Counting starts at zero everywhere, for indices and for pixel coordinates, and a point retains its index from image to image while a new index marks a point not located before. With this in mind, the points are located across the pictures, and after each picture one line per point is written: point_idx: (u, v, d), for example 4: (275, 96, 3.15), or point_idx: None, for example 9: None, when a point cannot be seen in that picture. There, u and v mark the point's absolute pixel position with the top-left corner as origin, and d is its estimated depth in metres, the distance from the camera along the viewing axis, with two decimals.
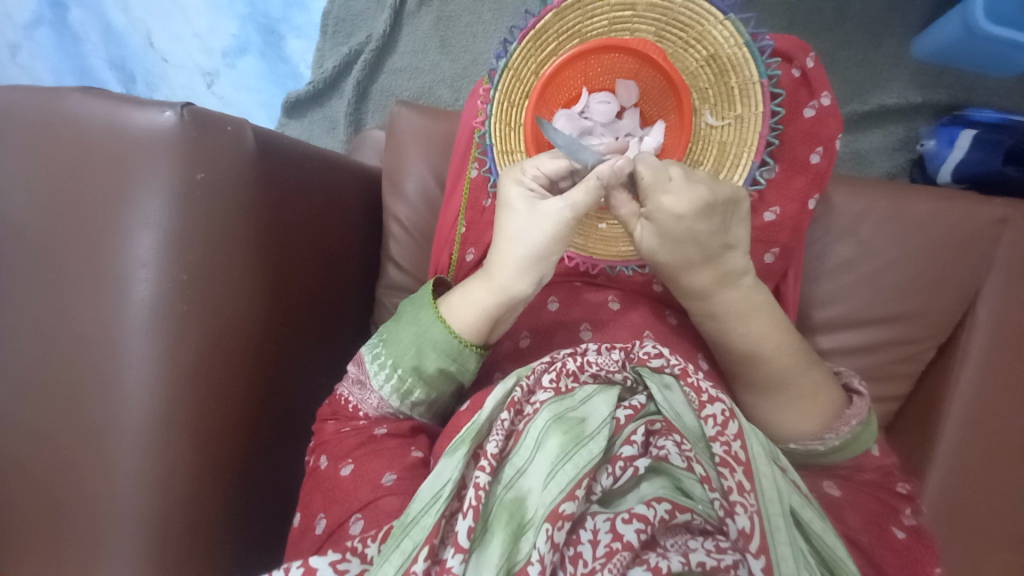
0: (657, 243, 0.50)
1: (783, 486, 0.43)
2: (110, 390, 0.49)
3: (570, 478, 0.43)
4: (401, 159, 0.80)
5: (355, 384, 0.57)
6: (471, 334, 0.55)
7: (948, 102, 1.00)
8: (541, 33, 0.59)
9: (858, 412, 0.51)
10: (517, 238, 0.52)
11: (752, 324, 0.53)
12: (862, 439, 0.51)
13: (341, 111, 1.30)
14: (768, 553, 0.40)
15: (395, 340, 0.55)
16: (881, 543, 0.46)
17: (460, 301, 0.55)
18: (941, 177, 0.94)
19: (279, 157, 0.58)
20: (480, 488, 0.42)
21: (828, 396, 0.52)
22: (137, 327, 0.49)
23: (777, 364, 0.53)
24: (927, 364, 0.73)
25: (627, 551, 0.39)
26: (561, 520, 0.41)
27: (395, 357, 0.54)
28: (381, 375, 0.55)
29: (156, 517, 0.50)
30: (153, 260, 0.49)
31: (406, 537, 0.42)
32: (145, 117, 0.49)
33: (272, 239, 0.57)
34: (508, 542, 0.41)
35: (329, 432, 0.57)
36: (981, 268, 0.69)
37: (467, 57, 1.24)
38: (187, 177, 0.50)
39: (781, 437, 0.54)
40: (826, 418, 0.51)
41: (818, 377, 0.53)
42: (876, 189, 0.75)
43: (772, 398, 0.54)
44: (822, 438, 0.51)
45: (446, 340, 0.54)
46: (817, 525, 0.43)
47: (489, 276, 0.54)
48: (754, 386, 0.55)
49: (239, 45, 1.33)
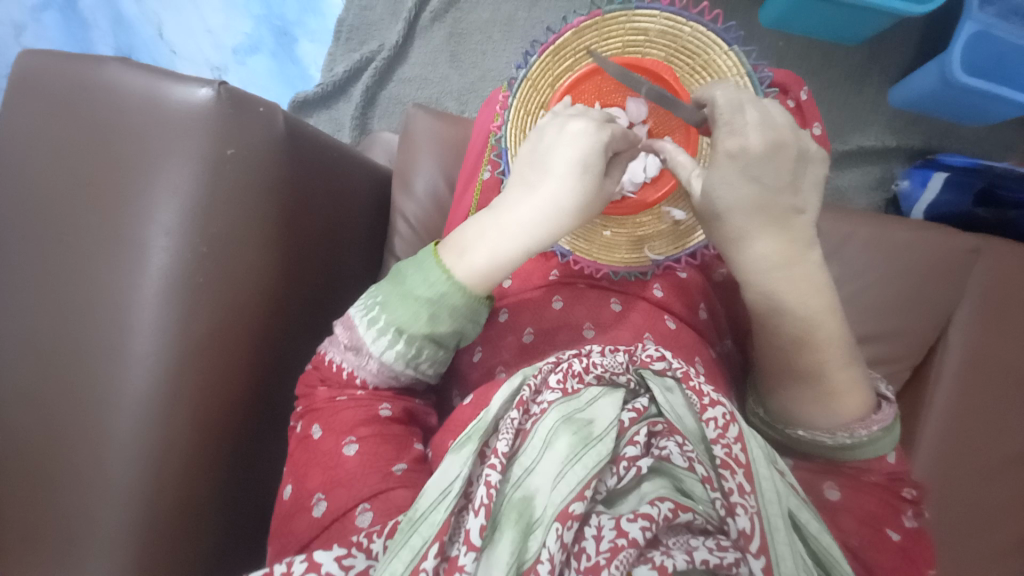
0: (718, 183, 0.50)
1: (781, 489, 0.45)
2: (121, 356, 0.49)
3: (579, 479, 0.44)
4: (413, 159, 0.82)
5: (347, 350, 0.55)
6: (477, 282, 0.54)
7: (922, 146, 1.09)
8: (560, 49, 0.63)
9: (883, 419, 0.52)
10: (538, 174, 0.53)
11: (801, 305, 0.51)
12: (876, 445, 0.52)
13: (348, 114, 1.32)
14: (767, 553, 0.41)
15: (398, 301, 0.53)
16: (873, 544, 0.47)
17: (467, 237, 0.54)
18: (915, 213, 1.02)
19: (304, 143, 0.60)
20: (491, 487, 0.43)
21: (860, 397, 0.52)
22: (153, 296, 0.49)
23: (823, 356, 0.52)
24: (905, 382, 0.77)
25: (633, 548, 0.40)
26: (570, 520, 0.42)
27: (401, 320, 0.52)
28: (383, 342, 0.53)
29: (153, 489, 0.49)
30: (176, 229, 0.50)
31: (414, 534, 0.42)
32: (183, 91, 0.50)
33: (291, 221, 0.58)
34: (517, 540, 0.41)
35: (321, 400, 0.56)
36: (953, 295, 0.75)
37: (476, 72, 1.29)
38: (218, 151, 0.51)
39: (793, 424, 0.55)
40: (850, 417, 0.52)
41: (856, 374, 0.53)
42: (858, 217, 0.80)
43: (803, 389, 0.54)
44: (834, 433, 0.52)
45: (462, 301, 0.53)
46: (814, 527, 0.44)
47: (501, 211, 0.54)
48: (793, 375, 0.54)
49: (252, 44, 1.35)
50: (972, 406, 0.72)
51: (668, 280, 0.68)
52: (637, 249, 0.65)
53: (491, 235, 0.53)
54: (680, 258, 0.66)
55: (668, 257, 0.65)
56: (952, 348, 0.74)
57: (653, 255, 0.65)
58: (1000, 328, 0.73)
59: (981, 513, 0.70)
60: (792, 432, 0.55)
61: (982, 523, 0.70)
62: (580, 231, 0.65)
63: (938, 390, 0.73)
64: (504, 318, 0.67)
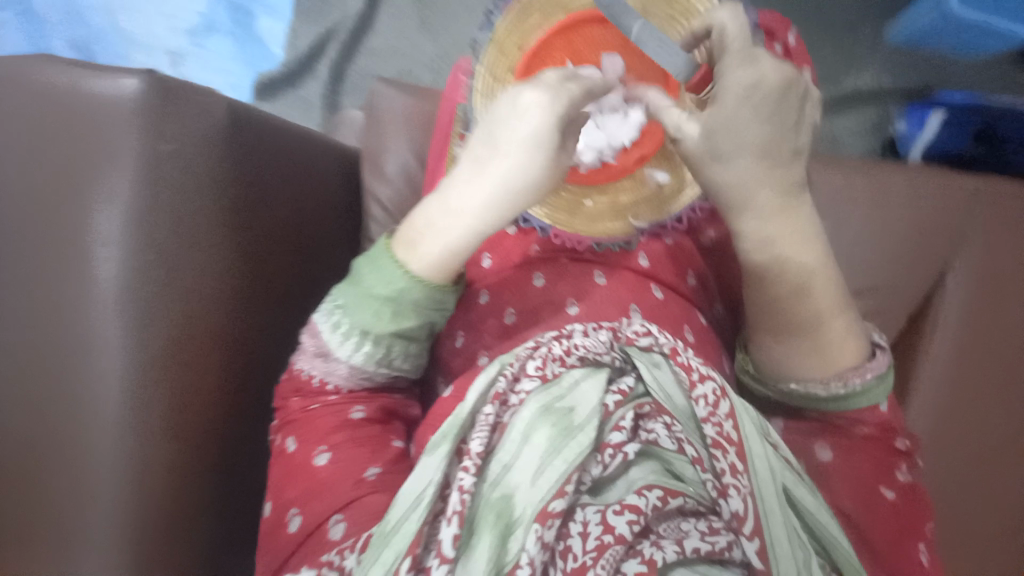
0: (721, 126, 0.43)
1: (775, 464, 0.44)
2: (78, 374, 0.47)
3: (560, 473, 0.43)
4: (381, 138, 0.78)
5: (315, 357, 0.53)
6: (433, 274, 0.51)
7: (919, 85, 1.03)
8: (526, 5, 0.58)
9: (876, 367, 0.50)
10: (484, 160, 0.48)
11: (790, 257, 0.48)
12: (870, 394, 0.50)
13: (316, 93, 1.25)
14: (761, 535, 0.40)
15: (358, 301, 0.50)
16: (866, 510, 0.48)
17: (419, 227, 0.51)
18: (912, 154, 0.97)
19: (252, 130, 0.57)
20: (464, 492, 0.42)
21: (854, 347, 0.50)
22: (103, 309, 0.46)
23: (819, 308, 0.49)
24: (899, 335, 0.75)
25: (620, 545, 0.39)
26: (550, 518, 0.41)
27: (363, 322, 0.50)
28: (349, 346, 0.51)
29: (132, 505, 0.48)
30: (119, 237, 0.46)
31: (387, 547, 0.41)
32: (107, 85, 0.46)
33: (246, 216, 0.56)
34: (496, 545, 0.40)
35: (294, 410, 0.54)
36: (950, 244, 0.72)
37: (447, 38, 1.21)
38: (151, 149, 0.47)
39: (785, 377, 0.52)
40: (842, 368, 0.50)
41: (849, 325, 0.50)
42: (852, 167, 0.76)
43: (797, 343, 0.50)
44: (828, 384, 0.50)
45: (423, 296, 0.51)
46: (808, 502, 0.44)
47: (448, 199, 0.50)
48: (788, 328, 0.50)
49: (208, 23, 1.26)
50: (970, 357, 0.70)
51: (654, 248, 0.65)
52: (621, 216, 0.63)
53: (442, 224, 0.50)
54: (665, 223, 0.64)
55: (653, 224, 0.64)
56: (949, 300, 0.71)
57: (637, 222, 0.63)
58: (999, 275, 0.70)
59: (976, 464, 0.70)
60: (784, 386, 0.52)
61: (977, 474, 0.70)
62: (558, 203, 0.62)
63: (935, 344, 0.71)
64: (485, 300, 0.64)
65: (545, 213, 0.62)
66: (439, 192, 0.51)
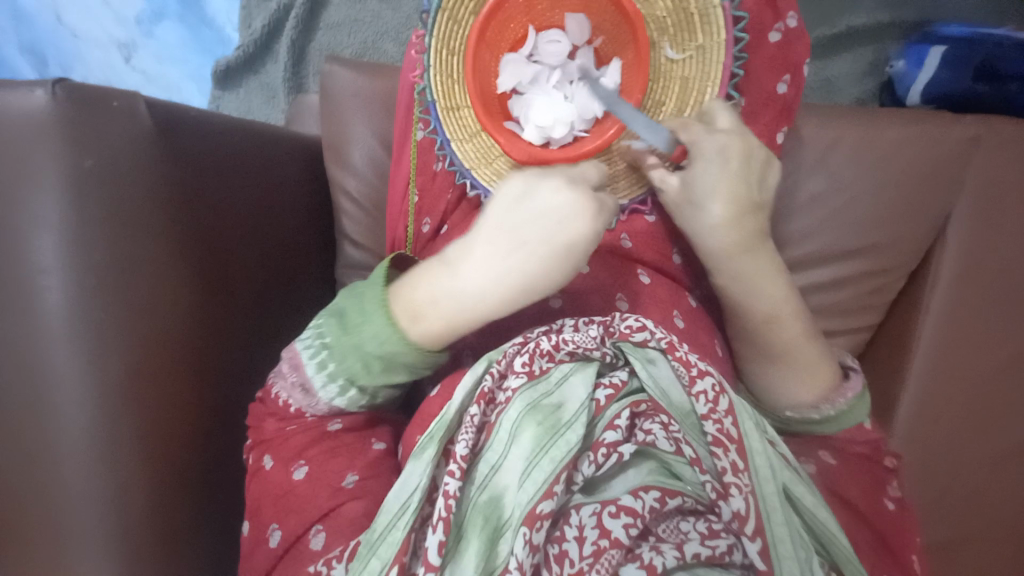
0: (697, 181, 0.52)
1: (775, 462, 0.42)
2: (42, 409, 0.45)
3: (548, 474, 0.41)
4: (342, 126, 0.73)
5: (296, 387, 0.51)
6: (431, 342, 0.48)
7: (920, 17, 0.96)
8: None
9: (854, 386, 0.52)
10: (509, 254, 0.45)
11: (762, 283, 0.52)
12: (854, 413, 0.52)
13: (278, 76, 1.18)
14: (763, 534, 0.39)
15: (346, 351, 0.48)
16: (877, 513, 0.48)
17: (428, 302, 0.47)
18: (910, 100, 0.91)
19: (184, 135, 0.52)
20: (450, 497, 0.41)
21: (829, 370, 0.52)
22: (53, 343, 0.44)
23: (785, 337, 0.52)
24: (902, 289, 0.73)
25: (617, 549, 0.38)
26: (539, 521, 0.39)
27: (350, 371, 0.49)
28: (333, 389, 0.50)
29: (115, 539, 0.47)
30: (58, 267, 0.44)
31: (373, 556, 0.41)
32: (17, 100, 0.42)
33: (196, 230, 0.52)
34: (485, 545, 0.40)
35: (270, 431, 0.53)
36: (950, 193, 0.68)
37: (410, 4, 1.12)
38: (74, 167, 0.43)
39: (779, 406, 0.54)
40: (825, 390, 0.52)
41: (822, 347, 0.53)
42: (846, 118, 0.71)
43: (775, 368, 0.53)
44: (817, 407, 0.52)
45: (414, 357, 0.48)
46: (807, 499, 0.42)
47: (459, 275, 0.46)
48: (761, 351, 0.54)
49: (155, 9, 1.18)
50: (972, 310, 0.67)
51: (635, 226, 0.62)
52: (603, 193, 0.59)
53: (458, 310, 0.47)
54: (645, 199, 0.60)
55: (633, 200, 0.60)
56: (948, 251, 0.68)
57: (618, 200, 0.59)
58: (1005, 223, 0.67)
59: (984, 418, 0.67)
60: (779, 413, 0.54)
61: (983, 428, 0.68)
62: None
63: (934, 297, 0.69)
64: None
65: None
66: (451, 263, 0.47)
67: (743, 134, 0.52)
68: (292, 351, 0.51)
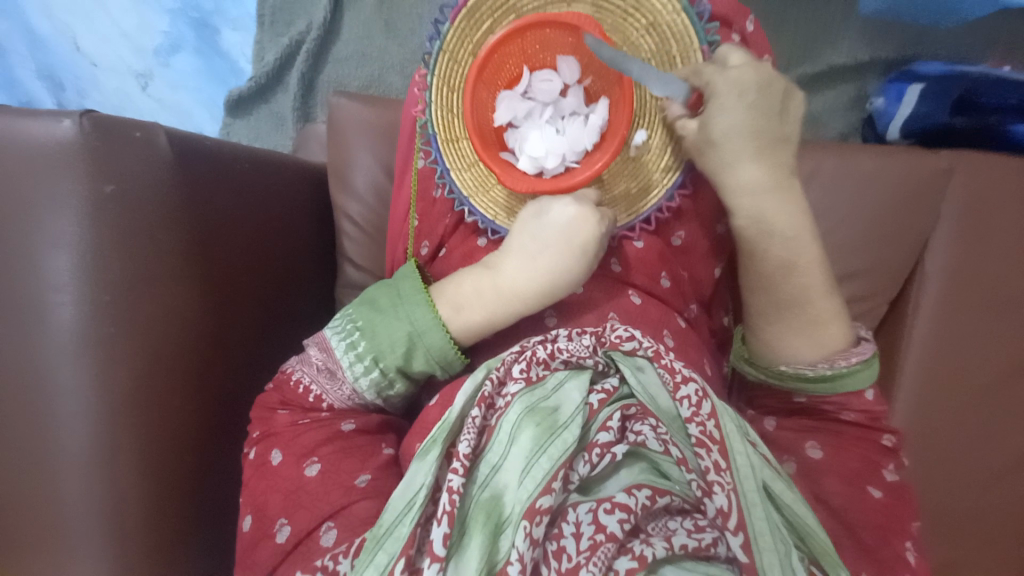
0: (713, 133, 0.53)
1: (756, 461, 0.44)
2: (45, 419, 0.47)
3: (546, 471, 0.42)
4: (346, 154, 0.76)
5: (320, 371, 0.56)
6: (466, 335, 0.57)
7: (896, 57, 1.01)
8: (474, 11, 0.57)
9: (862, 352, 0.53)
10: (541, 258, 0.56)
11: (781, 226, 0.54)
12: (854, 379, 0.53)
13: (288, 105, 1.24)
14: (746, 529, 0.40)
15: (380, 328, 0.55)
16: (858, 506, 0.50)
17: (467, 292, 0.56)
18: (891, 133, 0.95)
19: (201, 162, 0.55)
20: (453, 492, 0.42)
21: (835, 331, 0.55)
22: (61, 356, 0.46)
23: (800, 284, 0.55)
24: (883, 317, 0.75)
25: (611, 543, 0.39)
26: (539, 515, 0.41)
27: (379, 349, 0.54)
28: (359, 369, 0.54)
29: (111, 548, 0.48)
30: (71, 284, 0.46)
31: (380, 551, 0.42)
32: (42, 128, 0.46)
33: (207, 247, 0.55)
34: (486, 543, 0.40)
35: (281, 424, 0.55)
36: (928, 221, 0.71)
37: (415, 40, 1.19)
38: (95, 190, 0.47)
39: (777, 360, 0.56)
40: (828, 351, 0.54)
41: (835, 307, 0.55)
42: (825, 150, 0.75)
43: (783, 321, 0.55)
44: (815, 365, 0.54)
45: (440, 343, 0.55)
46: (788, 496, 0.44)
47: (500, 275, 0.57)
48: (781, 304, 0.55)
49: (173, 42, 1.25)
50: (952, 328, 0.69)
51: (625, 253, 0.64)
52: None
53: (494, 298, 0.56)
54: (634, 225, 0.63)
55: (622, 227, 0.63)
56: (930, 274, 0.71)
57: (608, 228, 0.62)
58: (983, 248, 0.69)
59: (965, 435, 0.70)
60: (775, 367, 0.56)
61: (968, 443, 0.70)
62: None
63: (917, 319, 0.71)
64: None
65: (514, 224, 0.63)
66: (492, 266, 0.58)
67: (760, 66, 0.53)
68: (322, 336, 0.57)
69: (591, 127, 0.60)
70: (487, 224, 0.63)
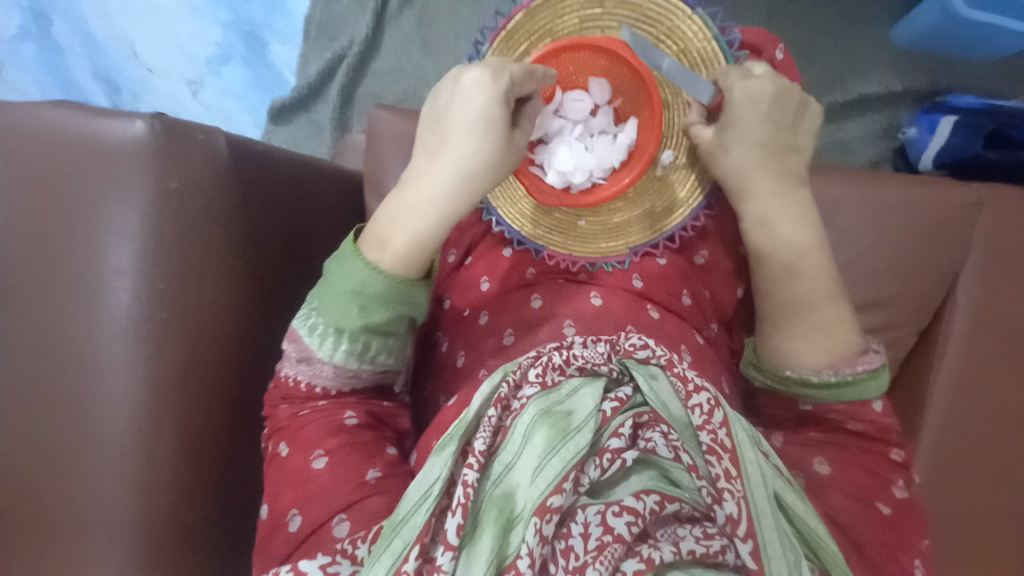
0: (727, 143, 0.56)
1: (767, 471, 0.44)
2: (94, 397, 0.50)
3: (557, 471, 0.43)
4: (382, 163, 0.80)
5: (299, 362, 0.55)
6: (394, 263, 0.55)
7: (929, 89, 1.01)
8: (513, 33, 0.61)
9: (869, 361, 0.53)
10: (447, 167, 0.55)
11: (784, 231, 0.56)
12: (864, 387, 0.53)
13: (327, 115, 1.30)
14: (755, 537, 0.41)
15: (328, 301, 0.53)
16: (865, 524, 0.49)
17: (385, 228, 0.56)
18: (922, 163, 0.95)
19: (255, 163, 0.59)
20: (469, 486, 0.43)
21: (842, 334, 0.55)
22: (116, 337, 0.50)
23: (804, 289, 0.56)
24: (909, 351, 0.74)
25: (619, 544, 0.40)
26: (549, 513, 0.42)
27: (335, 319, 0.53)
28: (329, 344, 0.53)
29: (143, 523, 0.50)
30: (131, 271, 0.50)
31: (396, 537, 0.43)
32: (116, 127, 0.51)
33: (252, 243, 0.58)
34: (498, 538, 0.42)
35: (283, 417, 0.56)
36: (957, 253, 0.70)
37: (450, 58, 1.24)
38: (160, 187, 0.51)
39: (783, 365, 0.56)
40: (835, 355, 0.54)
41: (840, 313, 0.56)
42: (853, 177, 0.75)
43: (787, 325, 0.56)
44: (820, 371, 0.54)
45: (385, 287, 0.54)
46: (798, 506, 0.44)
47: (411, 197, 0.56)
48: (786, 309, 0.56)
49: (224, 52, 1.33)
50: (978, 363, 0.68)
51: (647, 267, 0.66)
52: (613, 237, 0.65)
53: (405, 215, 0.55)
54: (658, 242, 0.65)
55: (645, 245, 0.65)
56: (958, 308, 0.70)
57: (631, 245, 0.65)
58: (1014, 284, 0.68)
59: (991, 472, 0.68)
60: (780, 372, 0.56)
61: (993, 485, 0.68)
62: (552, 225, 0.66)
63: (945, 352, 0.69)
64: (484, 320, 0.67)
65: (539, 236, 0.66)
66: (404, 191, 0.57)
67: (782, 80, 0.55)
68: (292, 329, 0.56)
69: (619, 145, 0.62)
70: (513, 234, 0.67)
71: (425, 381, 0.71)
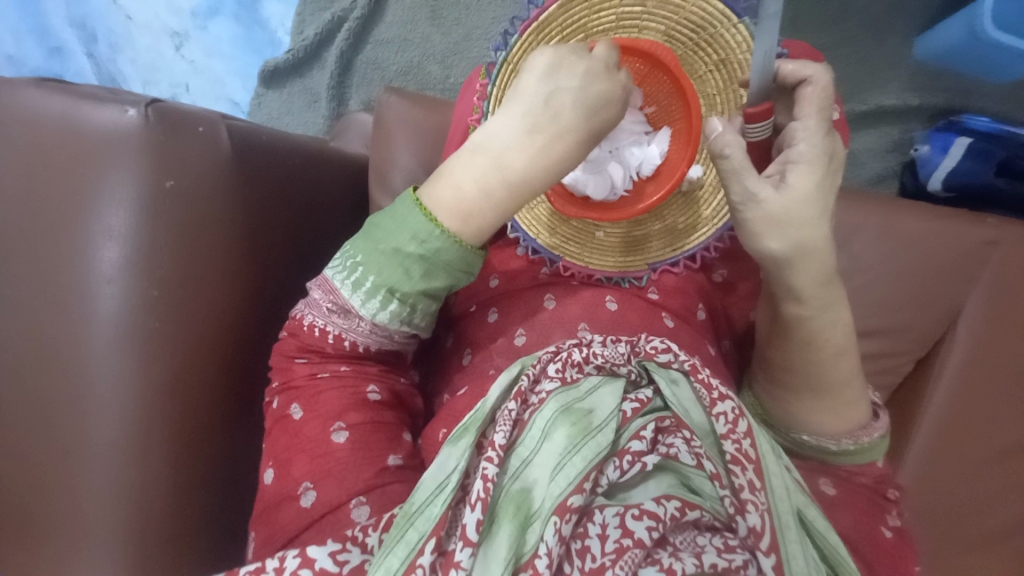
0: (787, 206, 0.46)
1: (790, 486, 0.44)
2: (83, 401, 0.48)
3: (578, 471, 0.42)
4: (388, 150, 0.74)
5: (331, 313, 0.53)
6: (472, 235, 0.51)
7: (946, 106, 0.99)
8: (545, 25, 0.55)
9: (879, 427, 0.53)
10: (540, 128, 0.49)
11: (838, 321, 0.51)
12: (874, 452, 0.53)
13: (323, 83, 1.20)
14: (777, 551, 0.40)
15: (383, 258, 0.50)
16: (870, 542, 0.48)
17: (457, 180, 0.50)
18: (931, 183, 0.93)
19: (258, 154, 0.56)
20: (487, 481, 0.42)
21: (860, 408, 0.53)
22: (106, 343, 0.47)
23: (836, 376, 0.52)
24: (905, 375, 0.75)
25: (638, 549, 0.38)
26: (569, 513, 0.40)
27: (391, 279, 0.50)
28: (375, 304, 0.51)
29: (133, 532, 0.48)
30: (120, 276, 0.47)
31: (410, 528, 0.42)
32: (108, 116, 0.48)
33: (252, 240, 0.55)
34: (515, 534, 0.40)
35: (300, 375, 0.55)
36: (964, 287, 0.71)
37: (459, 31, 1.15)
38: (155, 187, 0.48)
39: (798, 428, 0.55)
40: (852, 425, 0.53)
41: (863, 386, 0.53)
42: (869, 204, 0.75)
43: (819, 401, 0.53)
44: (838, 440, 0.53)
45: (456, 254, 0.50)
46: (819, 523, 0.44)
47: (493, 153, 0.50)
48: (813, 383, 0.52)
49: (211, 5, 1.22)
50: (971, 394, 0.70)
51: (664, 281, 0.65)
52: (629, 251, 0.64)
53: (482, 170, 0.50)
54: (678, 260, 0.64)
55: (664, 262, 0.63)
56: (958, 340, 0.70)
57: (650, 261, 0.63)
58: (1015, 322, 0.69)
59: (974, 498, 0.70)
60: (794, 436, 0.55)
61: (974, 508, 0.70)
62: (570, 236, 0.64)
63: (941, 380, 0.71)
64: (494, 318, 0.66)
65: (555, 245, 0.64)
66: (482, 145, 0.50)
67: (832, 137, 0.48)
68: (325, 277, 0.53)
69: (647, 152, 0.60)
70: (527, 242, 0.64)
71: (427, 377, 0.70)
